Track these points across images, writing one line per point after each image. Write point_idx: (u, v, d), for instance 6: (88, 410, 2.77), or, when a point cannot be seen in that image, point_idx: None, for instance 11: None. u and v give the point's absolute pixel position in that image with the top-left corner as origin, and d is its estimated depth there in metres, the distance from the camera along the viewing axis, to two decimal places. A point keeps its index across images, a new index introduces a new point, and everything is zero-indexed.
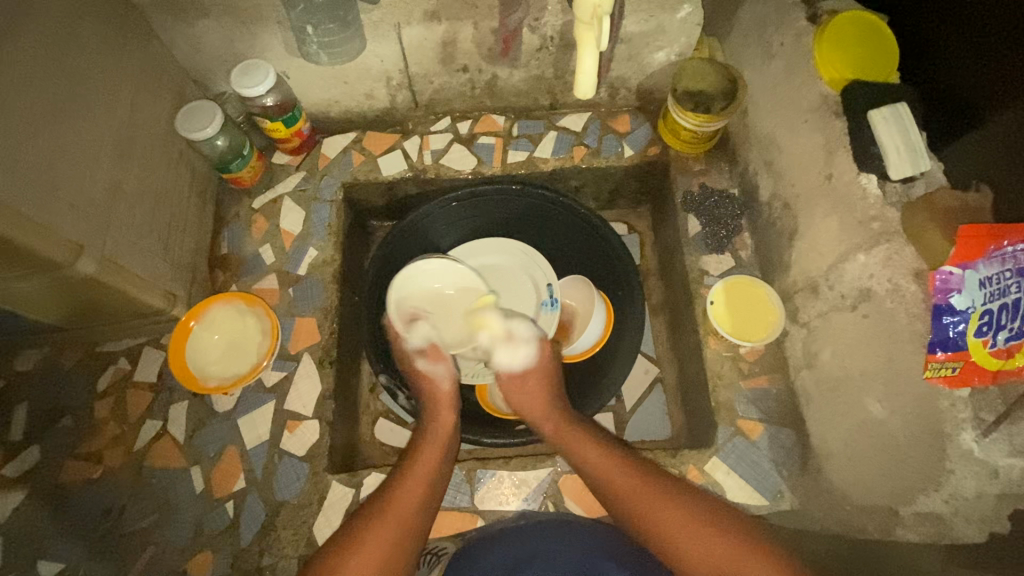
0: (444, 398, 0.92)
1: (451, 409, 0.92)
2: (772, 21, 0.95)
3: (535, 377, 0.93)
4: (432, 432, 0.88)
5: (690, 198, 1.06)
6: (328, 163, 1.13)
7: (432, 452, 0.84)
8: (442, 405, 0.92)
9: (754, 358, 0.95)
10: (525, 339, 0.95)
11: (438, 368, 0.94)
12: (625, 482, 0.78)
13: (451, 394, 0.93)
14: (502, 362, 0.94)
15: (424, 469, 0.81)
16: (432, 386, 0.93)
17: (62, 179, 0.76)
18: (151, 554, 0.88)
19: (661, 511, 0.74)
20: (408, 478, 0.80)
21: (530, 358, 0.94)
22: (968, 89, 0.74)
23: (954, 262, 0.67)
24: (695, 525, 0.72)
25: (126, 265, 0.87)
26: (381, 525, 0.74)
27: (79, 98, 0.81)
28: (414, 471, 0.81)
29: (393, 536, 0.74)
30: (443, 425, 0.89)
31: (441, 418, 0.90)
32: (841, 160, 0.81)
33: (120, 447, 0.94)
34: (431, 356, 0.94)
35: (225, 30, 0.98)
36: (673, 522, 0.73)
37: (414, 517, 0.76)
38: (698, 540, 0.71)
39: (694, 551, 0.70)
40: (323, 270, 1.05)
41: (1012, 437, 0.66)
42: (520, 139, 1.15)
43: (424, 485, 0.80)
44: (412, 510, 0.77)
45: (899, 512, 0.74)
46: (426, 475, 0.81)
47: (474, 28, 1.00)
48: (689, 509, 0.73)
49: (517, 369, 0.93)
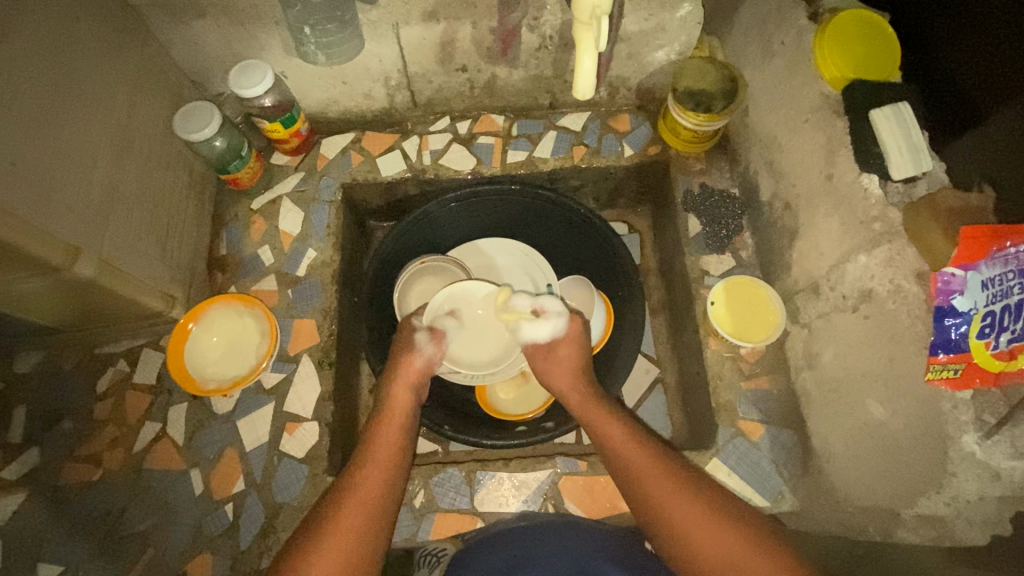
0: (407, 376, 0.89)
1: (411, 385, 0.89)
2: (773, 20, 0.94)
3: (563, 350, 0.92)
4: (390, 412, 0.85)
5: (691, 198, 1.06)
6: (327, 163, 1.13)
7: (390, 435, 0.82)
8: (403, 382, 0.89)
9: (754, 358, 0.94)
10: (555, 312, 0.95)
11: (426, 347, 0.94)
12: (640, 463, 0.76)
13: (419, 369, 0.91)
14: (530, 335, 0.95)
15: (383, 453, 0.79)
16: (402, 361, 0.91)
17: (58, 181, 0.76)
18: (151, 557, 0.88)
19: (670, 499, 0.72)
20: (371, 465, 0.77)
21: (563, 328, 0.94)
22: (971, 87, 0.73)
23: (956, 264, 0.66)
24: (702, 518, 0.70)
25: (124, 268, 0.86)
26: (347, 516, 0.72)
27: (76, 100, 0.80)
28: (375, 456, 0.79)
29: (360, 525, 0.72)
30: (399, 405, 0.86)
31: (398, 397, 0.87)
32: (842, 160, 0.81)
33: (119, 449, 0.94)
34: (433, 338, 0.96)
35: (223, 30, 0.98)
36: (683, 513, 0.71)
37: (378, 503, 0.74)
38: (707, 532, 0.69)
39: (707, 543, 0.69)
40: (322, 271, 1.05)
41: (1014, 439, 0.64)
42: (519, 139, 1.14)
43: (386, 470, 0.78)
44: (375, 497, 0.74)
45: (900, 513, 0.74)
46: (387, 460, 0.79)
47: (473, 28, 0.99)
48: (696, 499, 0.72)
49: (544, 340, 0.94)
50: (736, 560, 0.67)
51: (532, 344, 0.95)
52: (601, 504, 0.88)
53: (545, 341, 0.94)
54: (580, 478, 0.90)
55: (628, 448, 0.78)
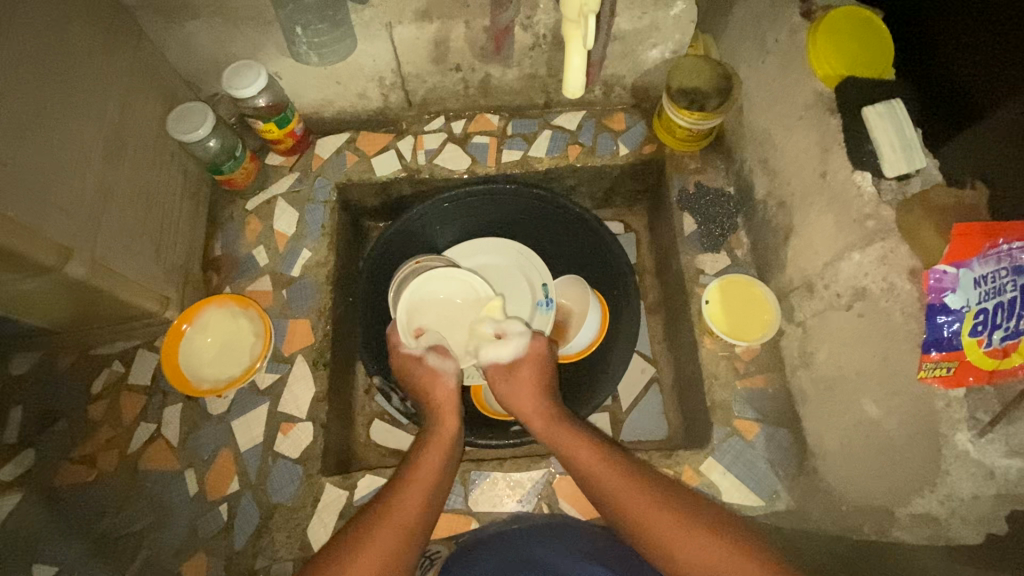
0: (448, 404, 0.90)
1: (455, 413, 0.89)
2: (766, 18, 0.94)
3: (524, 374, 0.92)
4: (437, 436, 0.85)
5: (686, 197, 1.05)
6: (322, 163, 1.13)
7: (434, 458, 0.82)
8: (446, 411, 0.90)
9: (750, 357, 0.94)
10: (516, 333, 0.98)
11: (447, 364, 0.96)
12: (622, 484, 0.75)
13: (456, 396, 0.92)
14: (491, 357, 0.96)
15: (428, 473, 0.79)
16: (434, 387, 0.93)
17: (51, 182, 0.76)
18: (146, 557, 0.88)
19: (648, 514, 0.72)
20: (413, 483, 0.77)
21: (522, 351, 0.96)
22: (965, 80, 0.73)
23: (949, 261, 0.65)
24: (678, 523, 0.70)
25: (118, 269, 0.86)
26: (385, 530, 0.72)
27: (68, 100, 0.80)
28: (418, 475, 0.78)
29: (396, 540, 0.71)
30: (447, 430, 0.86)
31: (445, 423, 0.87)
32: (835, 158, 0.80)
33: (114, 450, 0.94)
34: (440, 354, 0.97)
35: (216, 31, 0.98)
36: (668, 527, 0.70)
37: (416, 521, 0.74)
38: (684, 537, 0.69)
39: (683, 548, 0.69)
40: (317, 271, 1.05)
41: (1008, 437, 0.65)
42: (514, 139, 1.14)
43: (428, 488, 0.77)
44: (414, 514, 0.74)
45: (895, 512, 0.73)
46: (429, 480, 0.78)
47: (466, 27, 0.99)
48: (672, 511, 0.72)
49: (504, 361, 0.95)
50: (714, 566, 0.67)
51: (492, 365, 0.95)
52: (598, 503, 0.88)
53: (507, 363, 0.95)
54: (574, 478, 0.90)
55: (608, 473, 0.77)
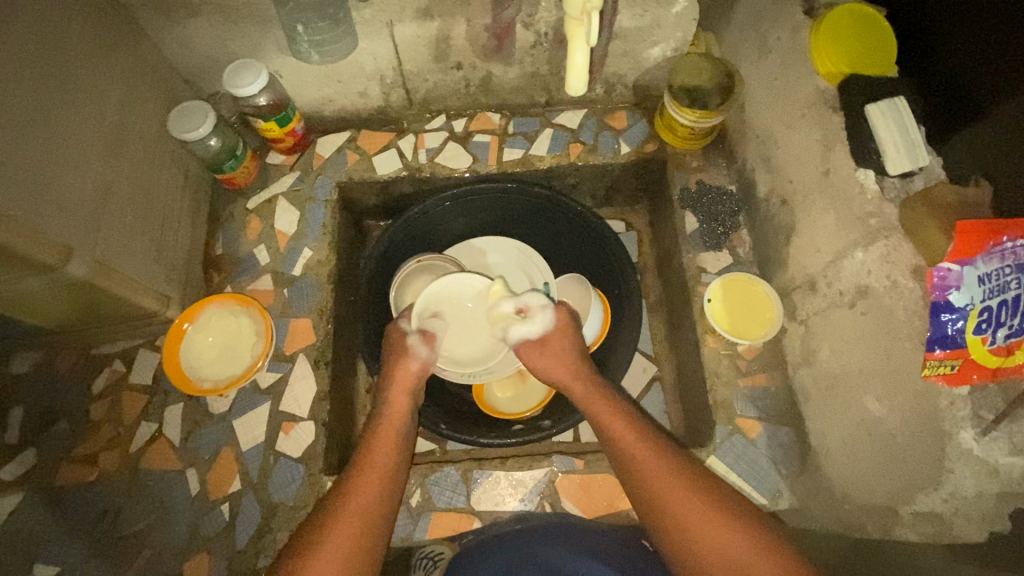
0: (402, 380, 0.89)
1: (408, 391, 0.88)
2: (768, 16, 0.94)
3: (557, 340, 0.91)
4: (389, 417, 0.85)
5: (688, 195, 1.05)
6: (323, 162, 1.13)
7: (388, 441, 0.81)
8: (401, 388, 0.88)
9: (752, 355, 0.94)
10: (539, 306, 0.96)
11: (420, 350, 0.92)
12: (649, 463, 0.75)
13: (415, 374, 0.90)
14: (519, 333, 0.94)
15: (382, 457, 0.79)
16: (397, 364, 0.90)
17: (51, 181, 0.76)
18: (147, 556, 0.88)
19: (659, 482, 0.73)
20: (369, 466, 0.77)
21: (550, 321, 0.94)
22: (970, 78, 0.73)
23: (953, 259, 0.65)
24: (682, 492, 0.72)
25: (119, 268, 0.86)
26: (349, 515, 0.72)
27: (68, 99, 0.80)
28: (372, 459, 0.78)
29: (360, 525, 0.71)
30: (396, 409, 0.86)
31: (396, 403, 0.87)
32: (838, 156, 0.80)
33: (115, 450, 0.94)
34: (427, 342, 0.94)
35: (217, 29, 0.98)
36: (687, 509, 0.70)
37: (375, 504, 0.74)
38: (691, 509, 0.70)
39: (691, 521, 0.69)
40: (318, 270, 1.04)
41: (1012, 435, 0.65)
42: (516, 137, 1.14)
43: (382, 471, 0.77)
44: (372, 499, 0.74)
45: (898, 511, 0.73)
46: (384, 463, 0.78)
47: (467, 26, 0.99)
48: (682, 479, 0.73)
49: (535, 337, 0.93)
50: (724, 547, 0.67)
51: (523, 341, 0.93)
52: (599, 503, 0.88)
53: (537, 337, 0.93)
54: (576, 477, 0.89)
55: (636, 450, 0.76)
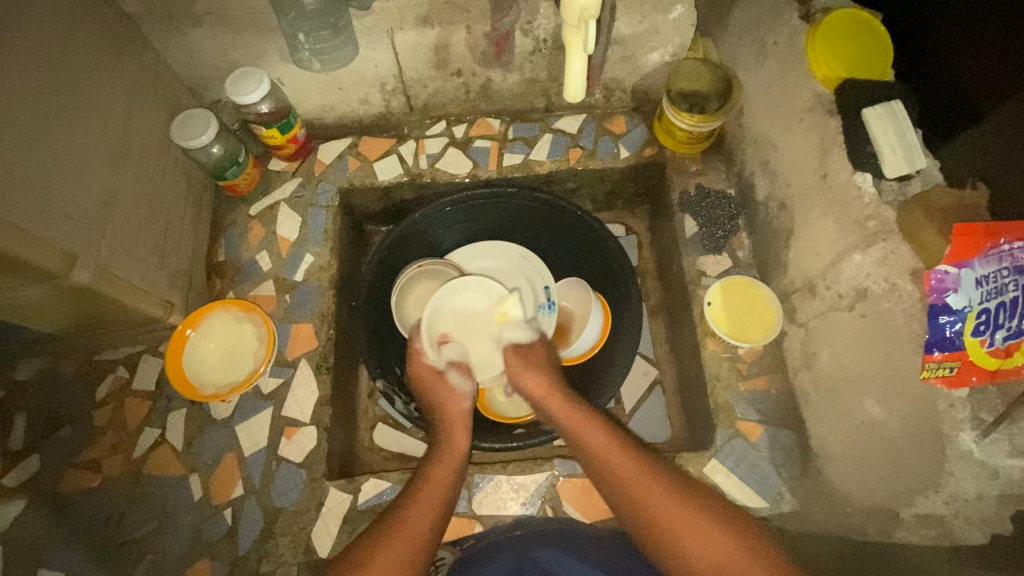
0: (458, 419, 0.90)
1: (466, 428, 0.90)
2: (765, 21, 0.95)
3: (538, 356, 0.97)
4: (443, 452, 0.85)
5: (687, 199, 1.06)
6: (324, 169, 1.13)
7: (442, 476, 0.81)
8: (457, 427, 0.90)
9: (752, 359, 0.94)
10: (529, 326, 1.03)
11: (464, 386, 0.95)
12: (666, 501, 0.72)
13: (466, 412, 0.92)
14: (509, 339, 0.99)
15: (436, 492, 0.79)
16: (449, 403, 0.93)
17: (55, 189, 0.76)
18: (151, 561, 0.88)
19: (672, 514, 0.71)
20: (415, 500, 0.77)
21: (532, 338, 1.00)
22: (966, 82, 0.73)
23: (951, 261, 0.65)
24: (691, 518, 0.71)
25: (122, 275, 0.87)
26: (389, 551, 0.72)
27: (71, 106, 0.81)
28: (425, 493, 0.78)
29: (402, 559, 0.72)
30: (455, 445, 0.86)
31: (455, 438, 0.87)
32: (835, 159, 0.80)
33: (119, 455, 0.94)
34: (461, 372, 0.97)
35: (219, 38, 0.99)
36: (696, 540, 0.69)
37: (420, 543, 0.73)
38: (692, 532, 0.70)
39: (700, 549, 0.69)
40: (320, 275, 1.05)
41: (1013, 437, 0.65)
42: (516, 142, 1.14)
43: (435, 508, 0.77)
44: (418, 531, 0.74)
45: (900, 514, 0.74)
46: (433, 498, 0.78)
47: (467, 33, 1.00)
48: (690, 511, 0.71)
49: (523, 344, 0.99)
50: (726, 566, 0.67)
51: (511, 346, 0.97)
52: (599, 506, 0.88)
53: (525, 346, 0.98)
54: (577, 481, 0.89)
55: (654, 494, 0.73)
